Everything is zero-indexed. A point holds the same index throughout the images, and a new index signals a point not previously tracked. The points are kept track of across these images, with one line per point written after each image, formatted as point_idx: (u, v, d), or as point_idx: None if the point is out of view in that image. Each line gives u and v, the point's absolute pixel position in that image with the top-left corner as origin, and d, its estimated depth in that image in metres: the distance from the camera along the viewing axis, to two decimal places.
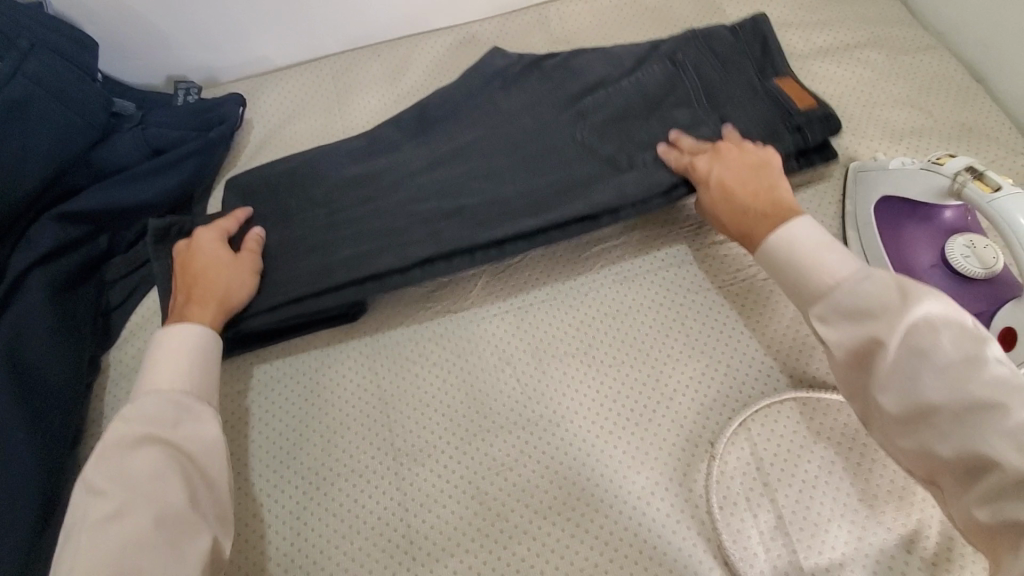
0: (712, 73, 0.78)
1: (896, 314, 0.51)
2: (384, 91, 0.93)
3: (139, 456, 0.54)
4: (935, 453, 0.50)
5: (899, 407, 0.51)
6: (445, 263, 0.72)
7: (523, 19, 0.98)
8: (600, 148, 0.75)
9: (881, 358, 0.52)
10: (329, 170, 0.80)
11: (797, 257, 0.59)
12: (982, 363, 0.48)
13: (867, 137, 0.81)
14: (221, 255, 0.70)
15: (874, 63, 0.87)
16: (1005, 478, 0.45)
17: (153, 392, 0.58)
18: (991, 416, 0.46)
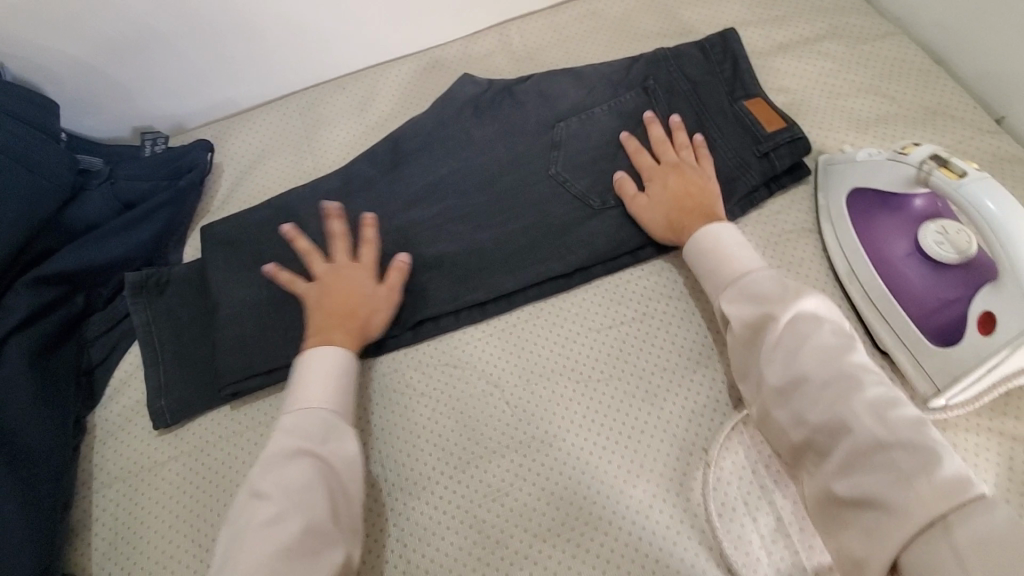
0: (684, 102, 0.83)
1: (787, 301, 0.58)
2: (353, 122, 0.93)
3: (293, 467, 0.56)
4: (806, 427, 0.54)
5: (787, 380, 0.55)
6: (432, 323, 0.74)
7: (486, 40, 0.98)
8: (572, 184, 0.79)
9: (770, 333, 0.58)
10: (307, 216, 0.80)
11: (715, 253, 0.67)
12: (853, 349, 0.55)
13: (833, 129, 0.81)
14: (361, 288, 0.70)
15: (834, 54, 0.88)
16: (862, 449, 0.50)
17: (305, 408, 0.61)
18: (846, 387, 0.52)
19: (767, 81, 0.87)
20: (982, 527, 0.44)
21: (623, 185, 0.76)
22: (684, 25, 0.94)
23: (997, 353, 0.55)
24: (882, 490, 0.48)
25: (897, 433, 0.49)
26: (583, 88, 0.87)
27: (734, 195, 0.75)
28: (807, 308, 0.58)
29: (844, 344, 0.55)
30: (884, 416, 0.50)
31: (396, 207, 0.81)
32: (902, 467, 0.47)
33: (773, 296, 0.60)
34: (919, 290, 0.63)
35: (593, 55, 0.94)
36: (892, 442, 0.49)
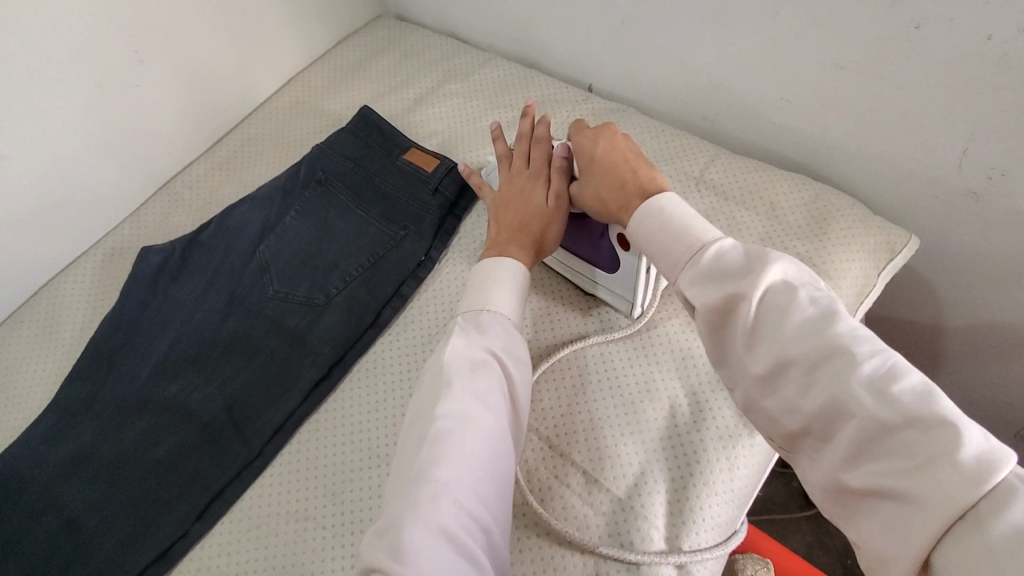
0: (357, 176, 0.91)
1: (755, 270, 0.48)
2: (48, 346, 0.85)
3: (481, 370, 0.56)
4: (808, 417, 0.44)
5: (769, 364, 0.46)
6: (220, 500, 0.70)
7: (159, 208, 0.98)
8: (293, 294, 0.82)
9: (738, 318, 0.48)
10: (35, 475, 0.73)
11: (658, 235, 0.55)
12: (837, 316, 0.45)
13: (481, 146, 0.95)
14: (538, 199, 0.70)
15: (456, 92, 1.04)
16: (869, 428, 0.40)
17: (491, 313, 0.62)
18: (840, 363, 0.42)
19: (417, 135, 0.99)
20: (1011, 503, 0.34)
21: (559, 192, 0.70)
22: (332, 117, 1.04)
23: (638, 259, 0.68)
24: (898, 474, 0.38)
25: (911, 407, 0.39)
26: (265, 208, 0.91)
27: (429, 235, 0.84)
28: (775, 281, 0.48)
29: (822, 314, 0.45)
30: (897, 386, 0.40)
31: (130, 406, 0.76)
32: (916, 449, 0.38)
33: (739, 268, 0.49)
34: (578, 233, 0.73)
35: (266, 174, 0.99)
36: (898, 417, 0.39)
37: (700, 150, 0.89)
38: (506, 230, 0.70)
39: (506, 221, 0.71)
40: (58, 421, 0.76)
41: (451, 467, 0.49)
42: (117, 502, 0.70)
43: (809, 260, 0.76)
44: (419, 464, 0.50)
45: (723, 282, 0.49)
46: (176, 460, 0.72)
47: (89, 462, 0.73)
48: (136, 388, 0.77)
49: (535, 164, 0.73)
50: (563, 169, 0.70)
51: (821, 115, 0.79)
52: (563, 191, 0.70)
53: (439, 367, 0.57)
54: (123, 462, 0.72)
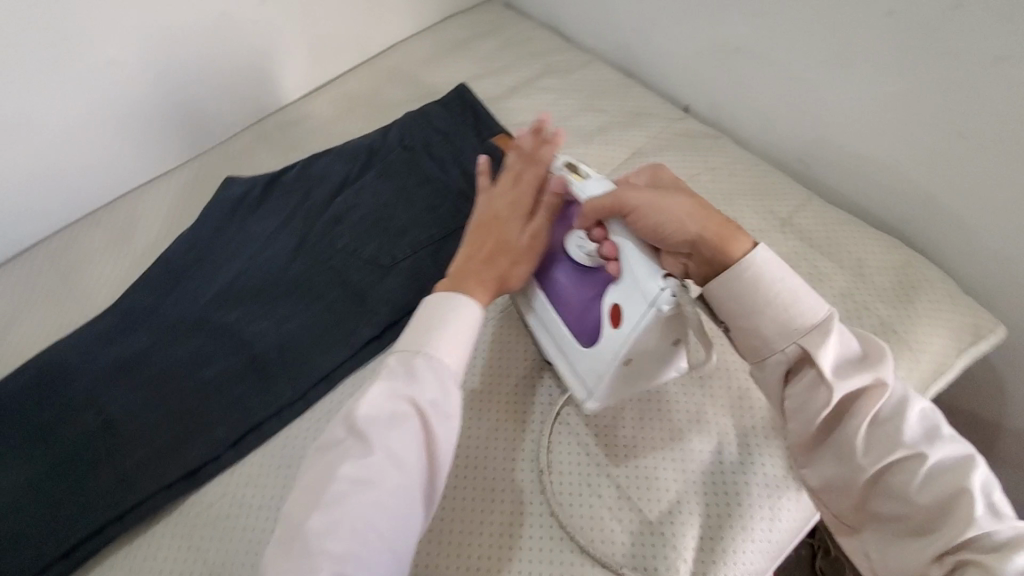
0: (443, 151, 0.92)
1: (884, 369, 0.53)
2: (120, 251, 0.87)
3: (395, 425, 0.53)
4: (914, 509, 0.50)
5: (892, 460, 0.51)
6: (256, 432, 0.70)
7: (246, 142, 1.01)
8: (361, 251, 0.82)
9: (862, 412, 0.52)
10: (87, 370, 0.74)
11: (765, 298, 0.53)
12: (940, 432, 0.52)
13: (569, 145, 0.95)
14: (515, 233, 0.64)
15: (552, 86, 1.03)
16: (966, 532, 0.48)
17: (426, 355, 0.56)
18: (950, 474, 0.50)
19: (505, 121, 0.99)
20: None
21: (537, 231, 0.65)
22: (427, 89, 1.05)
23: (620, 344, 0.57)
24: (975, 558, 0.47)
25: (1003, 516, 0.49)
26: (348, 163, 0.92)
27: None
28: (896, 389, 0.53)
29: (933, 417, 0.53)
30: (997, 498, 0.49)
31: (188, 326, 0.78)
32: (995, 542, 0.47)
33: (873, 364, 0.53)
34: (573, 291, 0.63)
35: (353, 130, 1.00)
36: (984, 515, 0.48)
37: (790, 192, 0.87)
38: (476, 259, 0.63)
39: (478, 242, 0.65)
40: (117, 324, 0.78)
41: (335, 534, 0.49)
42: (158, 412, 0.71)
43: (888, 327, 0.73)
44: (308, 523, 0.49)
45: (853, 373, 0.53)
46: (222, 385, 0.73)
47: (140, 370, 0.74)
48: (197, 309, 0.79)
49: (518, 194, 0.66)
50: (552, 207, 0.65)
51: (929, 180, 0.75)
52: (542, 232, 0.65)
53: (350, 413, 0.54)
54: (171, 375, 0.73)
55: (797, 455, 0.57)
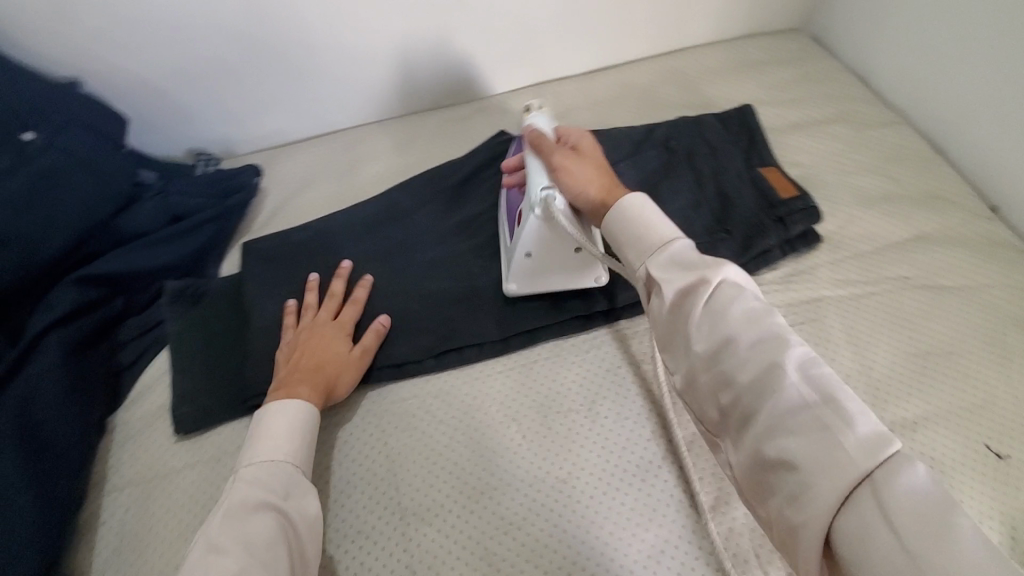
0: (704, 164, 0.87)
1: (712, 267, 0.50)
2: (394, 159, 0.97)
3: (256, 521, 0.52)
4: (740, 393, 0.45)
5: (719, 344, 0.47)
6: (456, 353, 0.76)
7: (522, 95, 1.06)
8: None
9: (695, 306, 0.49)
10: (343, 249, 0.83)
11: (623, 226, 0.58)
12: (769, 319, 0.46)
13: (843, 203, 0.87)
14: (338, 347, 0.71)
15: (841, 136, 0.95)
16: (783, 405, 0.43)
17: (266, 462, 0.58)
18: (774, 362, 0.44)
19: (782, 154, 0.93)
20: (899, 478, 0.37)
21: (366, 349, 0.73)
22: (705, 98, 1.02)
23: (522, 241, 0.72)
24: (803, 452, 0.40)
25: (822, 388, 0.42)
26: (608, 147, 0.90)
27: (748, 254, 0.78)
28: (713, 285, 0.49)
29: (766, 307, 0.48)
30: (819, 372, 0.43)
31: (430, 241, 0.85)
32: (828, 437, 0.40)
33: (701, 265, 0.51)
34: (509, 212, 0.80)
35: (623, 117, 1.01)
36: (815, 400, 0.42)
37: None
38: (302, 368, 0.68)
39: (291, 360, 0.69)
40: (374, 216, 0.87)
41: None
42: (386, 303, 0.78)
43: None
44: None
45: (671, 279, 0.51)
46: (442, 302, 0.78)
47: (383, 262, 0.82)
48: (443, 229, 0.86)
49: (341, 317, 0.74)
50: (378, 332, 0.74)
51: None
52: (369, 354, 0.73)
53: (204, 523, 0.53)
54: (405, 277, 0.81)
55: (665, 360, 0.53)
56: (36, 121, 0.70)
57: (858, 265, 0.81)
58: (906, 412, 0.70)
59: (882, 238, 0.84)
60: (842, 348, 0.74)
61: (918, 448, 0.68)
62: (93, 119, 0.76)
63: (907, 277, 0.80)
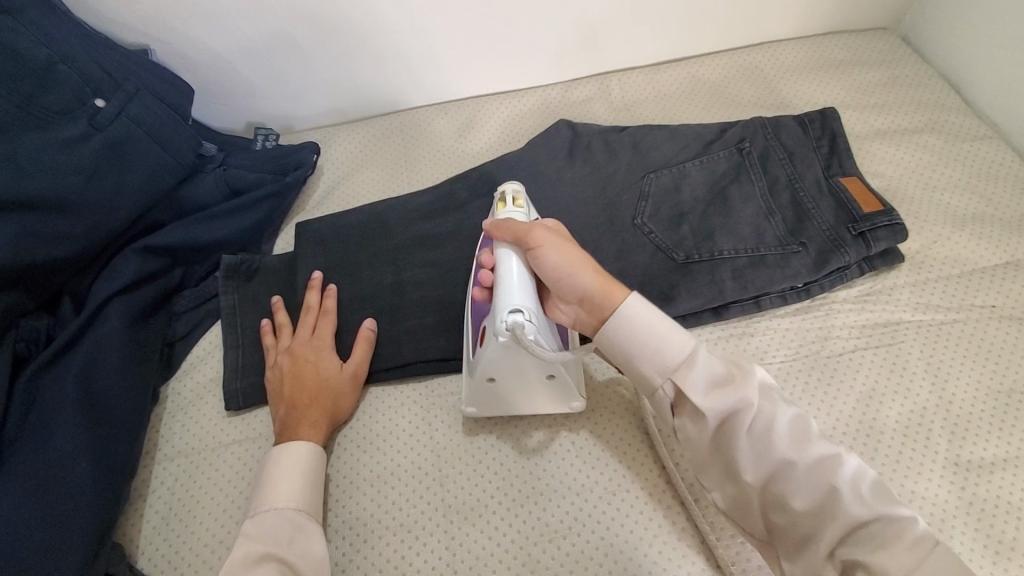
0: (779, 169, 0.81)
1: (740, 382, 0.51)
2: (452, 145, 0.95)
3: (258, 574, 0.53)
4: (790, 511, 0.49)
5: (766, 474, 0.50)
6: None
7: (588, 85, 1.01)
8: (655, 236, 0.78)
9: (738, 439, 0.50)
10: (395, 233, 0.81)
11: (638, 339, 0.55)
12: (804, 439, 0.50)
13: (929, 222, 0.81)
14: (327, 369, 0.69)
15: (931, 148, 0.88)
16: (845, 523, 0.47)
17: (270, 510, 0.58)
18: (821, 477, 0.48)
19: (862, 164, 0.87)
20: (918, 543, 0.45)
21: (354, 368, 0.70)
22: (782, 99, 0.96)
23: (484, 364, 0.61)
24: (867, 564, 0.45)
25: (868, 501, 0.47)
26: (677, 144, 0.85)
27: (824, 271, 0.73)
28: (729, 406, 0.50)
29: (797, 413, 0.52)
30: (864, 489, 0.48)
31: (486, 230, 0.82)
32: (881, 541, 0.45)
33: (730, 385, 0.51)
34: (475, 317, 0.67)
35: (692, 114, 0.96)
36: (868, 513, 0.47)
37: None
38: (296, 404, 0.66)
39: (282, 395, 0.67)
40: (431, 203, 0.84)
41: None
42: (438, 294, 0.76)
43: None
44: None
45: (702, 402, 0.51)
46: None
47: (436, 251, 0.80)
48: None
49: (319, 334, 0.72)
50: (365, 344, 0.72)
51: None
52: (362, 372, 0.71)
53: None
54: (458, 268, 0.78)
55: (704, 478, 0.55)
56: (107, 88, 0.70)
57: (942, 289, 0.76)
58: (986, 451, 0.65)
59: (971, 262, 0.78)
60: (919, 380, 0.70)
61: (996, 492, 0.63)
62: (161, 88, 0.75)
63: (995, 307, 0.74)
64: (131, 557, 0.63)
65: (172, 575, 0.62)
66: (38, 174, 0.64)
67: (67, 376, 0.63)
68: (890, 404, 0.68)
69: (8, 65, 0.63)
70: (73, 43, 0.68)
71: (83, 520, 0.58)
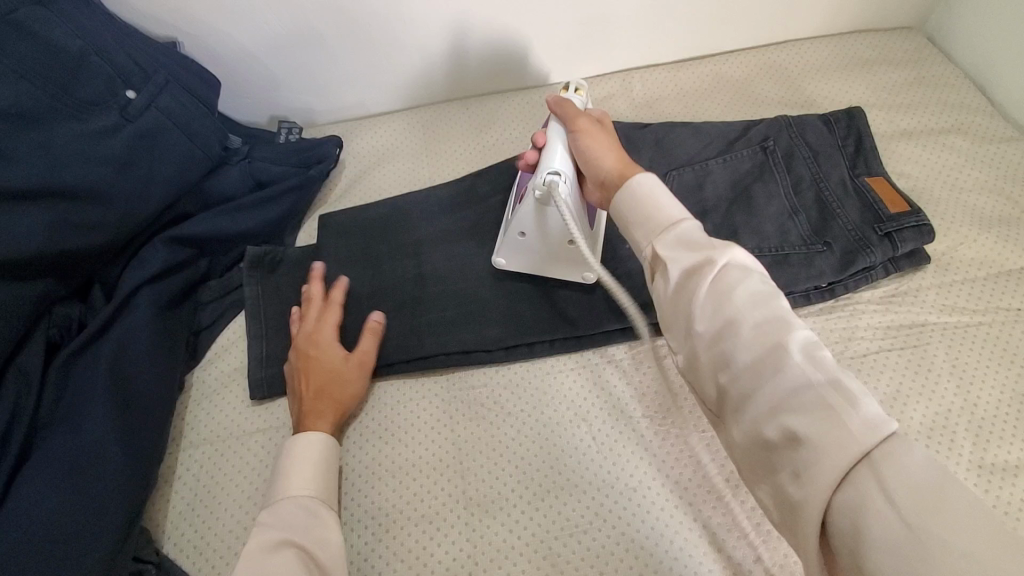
0: (804, 167, 0.80)
1: (720, 247, 0.45)
2: (473, 140, 0.95)
3: (276, 558, 0.52)
4: (737, 370, 0.43)
5: (717, 328, 0.44)
6: (527, 346, 0.74)
7: (610, 82, 1.01)
8: None
9: (698, 287, 0.45)
10: (418, 227, 0.82)
11: (637, 207, 0.50)
12: (774, 306, 0.43)
13: (956, 223, 0.80)
14: (334, 361, 0.69)
15: (957, 149, 0.87)
16: (788, 388, 0.40)
17: (286, 498, 0.58)
18: (778, 337, 0.42)
19: (887, 164, 0.86)
20: (908, 471, 0.35)
21: (358, 356, 0.70)
22: (807, 98, 0.95)
23: (518, 216, 0.69)
24: (809, 431, 0.38)
25: (827, 371, 0.40)
26: (699, 141, 0.85)
27: (849, 271, 0.73)
28: (704, 262, 0.45)
29: (769, 289, 0.44)
30: (822, 359, 0.40)
31: None
32: (830, 414, 0.38)
33: (709, 245, 0.46)
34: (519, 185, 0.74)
35: (714, 112, 0.95)
36: (820, 380, 0.39)
37: None
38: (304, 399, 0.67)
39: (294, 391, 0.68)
40: (454, 197, 0.84)
41: None
42: (459, 288, 0.77)
43: None
44: None
45: (680, 253, 0.46)
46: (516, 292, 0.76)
47: (458, 245, 0.80)
48: None
49: (322, 326, 0.72)
50: (371, 334, 0.72)
51: None
52: (369, 359, 0.71)
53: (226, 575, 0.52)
54: (479, 263, 0.78)
55: (665, 338, 0.49)
56: (138, 80, 0.71)
57: (968, 291, 0.75)
58: (1011, 455, 0.65)
59: (998, 264, 0.77)
60: (944, 382, 0.69)
61: (1020, 496, 0.63)
62: (190, 80, 0.76)
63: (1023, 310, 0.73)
64: (157, 543, 0.64)
65: (197, 560, 0.63)
66: (72, 163, 0.65)
67: (99, 363, 0.64)
68: (914, 406, 0.68)
69: (44, 56, 0.64)
70: (105, 34, 0.69)
71: (114, 504, 0.59)
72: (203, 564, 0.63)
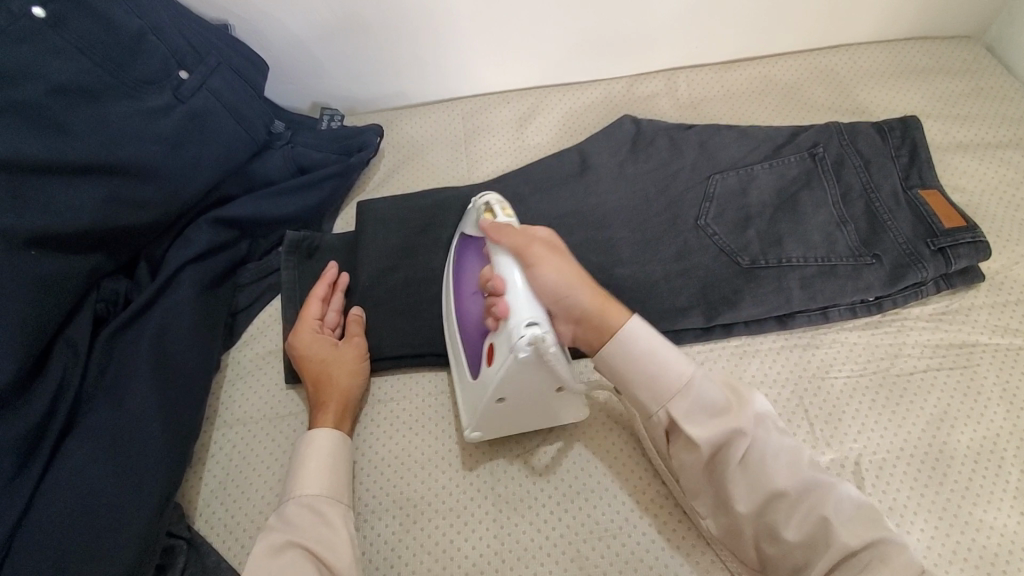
0: (855, 176, 0.78)
1: (738, 411, 0.54)
2: (513, 135, 0.94)
3: (281, 561, 0.54)
4: (779, 533, 0.52)
5: (761, 495, 0.52)
6: None
7: (655, 80, 0.99)
8: (719, 237, 0.76)
9: (733, 456, 0.53)
10: (454, 219, 0.81)
11: (644, 369, 0.56)
12: (792, 457, 0.53)
13: (1012, 241, 0.77)
14: (330, 351, 0.70)
15: (1017, 164, 0.84)
16: (840, 545, 0.49)
17: (292, 497, 0.59)
18: (815, 496, 0.51)
19: (942, 176, 0.83)
20: None
21: (347, 342, 0.72)
22: (859, 105, 0.93)
23: (495, 386, 0.58)
24: (850, 573, 0.49)
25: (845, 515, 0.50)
26: (746, 145, 0.83)
27: (897, 286, 0.71)
28: (735, 434, 0.53)
29: (784, 440, 0.54)
30: (849, 499, 0.51)
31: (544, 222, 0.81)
32: (860, 557, 0.49)
33: (726, 410, 0.54)
34: (469, 338, 0.65)
35: (760, 116, 0.93)
36: (846, 530, 0.49)
37: None
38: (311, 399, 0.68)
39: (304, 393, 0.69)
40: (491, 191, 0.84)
41: None
42: None
43: None
44: None
45: (712, 418, 0.54)
46: None
47: None
48: (557, 211, 0.81)
49: (304, 324, 0.72)
50: (355, 318, 0.74)
51: None
52: (364, 343, 0.73)
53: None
54: None
55: (695, 504, 0.59)
56: (191, 61, 0.71)
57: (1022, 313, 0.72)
58: None
59: None
60: (994, 405, 0.67)
61: None
62: (241, 64, 0.77)
63: None
64: (189, 519, 0.65)
65: (228, 538, 0.64)
66: (126, 142, 0.66)
67: (142, 339, 0.65)
68: (961, 428, 0.66)
69: (102, 34, 0.65)
70: (162, 16, 0.70)
71: (152, 478, 0.60)
72: (233, 542, 0.64)
